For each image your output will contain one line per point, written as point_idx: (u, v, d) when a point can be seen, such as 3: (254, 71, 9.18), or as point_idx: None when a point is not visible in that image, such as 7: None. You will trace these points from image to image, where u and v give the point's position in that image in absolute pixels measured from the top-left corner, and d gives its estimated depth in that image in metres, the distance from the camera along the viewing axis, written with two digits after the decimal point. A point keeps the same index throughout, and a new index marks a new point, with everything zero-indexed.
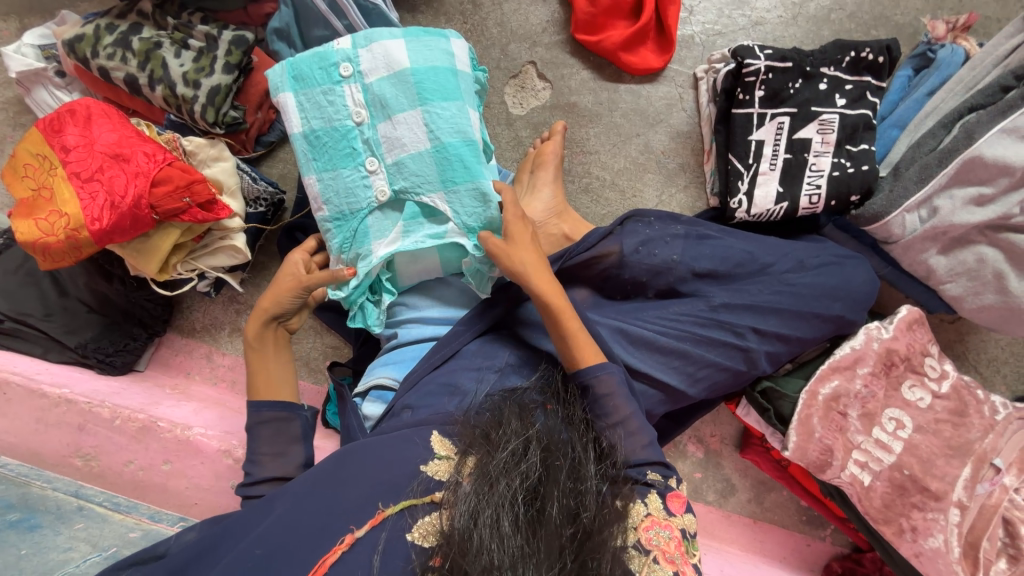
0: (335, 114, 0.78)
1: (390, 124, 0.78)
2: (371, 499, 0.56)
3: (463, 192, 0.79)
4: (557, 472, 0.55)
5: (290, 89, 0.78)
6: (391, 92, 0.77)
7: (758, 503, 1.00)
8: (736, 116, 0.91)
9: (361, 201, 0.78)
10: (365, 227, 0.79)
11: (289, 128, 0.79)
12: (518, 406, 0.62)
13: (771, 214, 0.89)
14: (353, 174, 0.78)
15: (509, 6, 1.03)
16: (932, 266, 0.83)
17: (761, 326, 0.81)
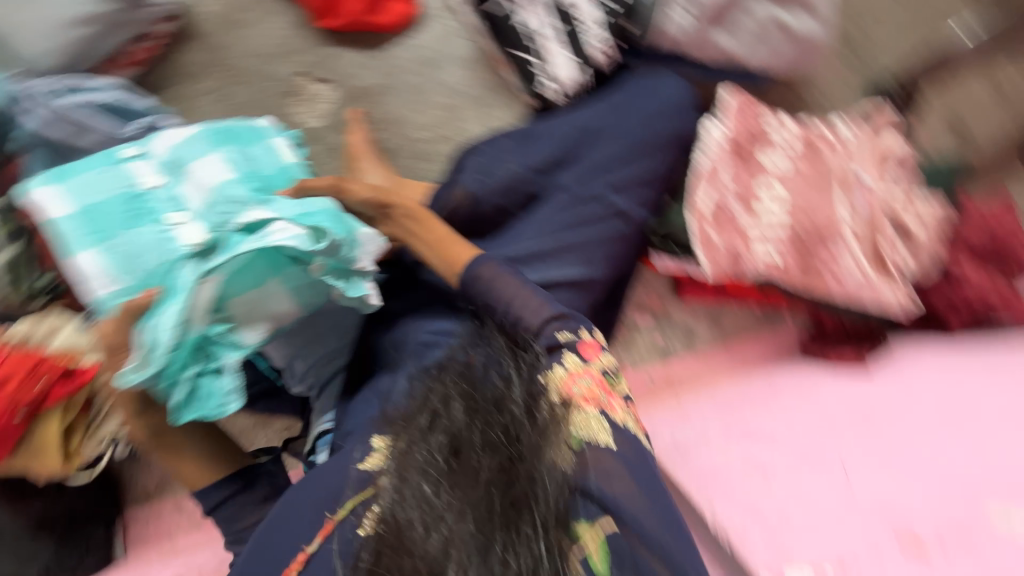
0: (117, 188, 0.79)
1: (186, 181, 0.81)
2: (320, 508, 0.59)
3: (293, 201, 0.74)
4: (474, 414, 0.56)
5: (53, 183, 0.78)
6: (182, 154, 0.82)
7: (720, 328, 1.03)
8: (496, 15, 0.93)
9: (168, 249, 0.76)
10: (179, 275, 0.67)
11: (52, 220, 0.77)
12: (435, 373, 0.63)
13: (581, 80, 0.93)
14: (152, 232, 0.78)
15: (250, 36, 1.02)
16: (725, 48, 0.87)
17: (616, 181, 0.84)
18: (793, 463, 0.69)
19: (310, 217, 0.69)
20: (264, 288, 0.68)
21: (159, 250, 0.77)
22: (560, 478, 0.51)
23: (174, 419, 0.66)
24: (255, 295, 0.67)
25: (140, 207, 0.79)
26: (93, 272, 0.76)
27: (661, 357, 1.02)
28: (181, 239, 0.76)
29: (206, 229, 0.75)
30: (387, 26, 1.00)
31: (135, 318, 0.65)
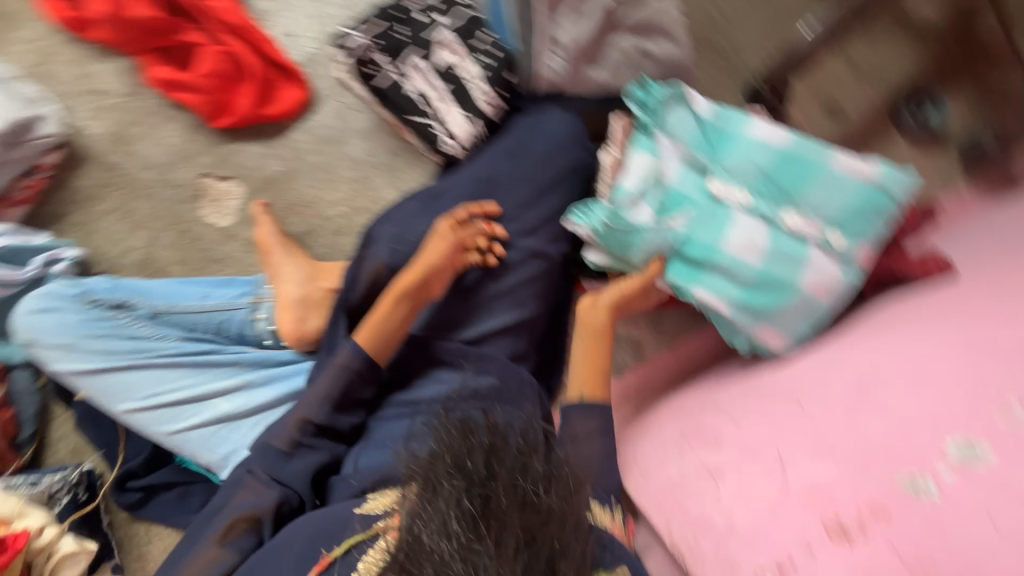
0: (749, 174, 0.79)
1: (741, 232, 0.78)
2: (314, 546, 0.64)
3: (736, 235, 0.78)
4: (499, 465, 0.62)
5: (725, 150, 0.81)
6: (807, 190, 0.77)
7: (664, 333, 1.06)
8: (384, 87, 0.94)
9: (653, 228, 0.80)
10: (637, 232, 0.80)
11: (695, 101, 0.83)
12: (460, 424, 0.67)
13: (475, 132, 0.95)
14: (643, 234, 0.80)
15: (142, 147, 1.00)
16: (600, 79, 0.90)
17: (528, 226, 0.88)
18: (739, 462, 0.68)
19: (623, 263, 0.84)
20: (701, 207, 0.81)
21: (779, 183, 0.78)
22: (579, 541, 0.59)
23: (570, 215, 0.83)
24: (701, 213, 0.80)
25: (717, 133, 0.81)
26: (768, 135, 0.79)
27: (616, 374, 1.04)
28: (642, 223, 0.80)
29: (654, 235, 0.80)
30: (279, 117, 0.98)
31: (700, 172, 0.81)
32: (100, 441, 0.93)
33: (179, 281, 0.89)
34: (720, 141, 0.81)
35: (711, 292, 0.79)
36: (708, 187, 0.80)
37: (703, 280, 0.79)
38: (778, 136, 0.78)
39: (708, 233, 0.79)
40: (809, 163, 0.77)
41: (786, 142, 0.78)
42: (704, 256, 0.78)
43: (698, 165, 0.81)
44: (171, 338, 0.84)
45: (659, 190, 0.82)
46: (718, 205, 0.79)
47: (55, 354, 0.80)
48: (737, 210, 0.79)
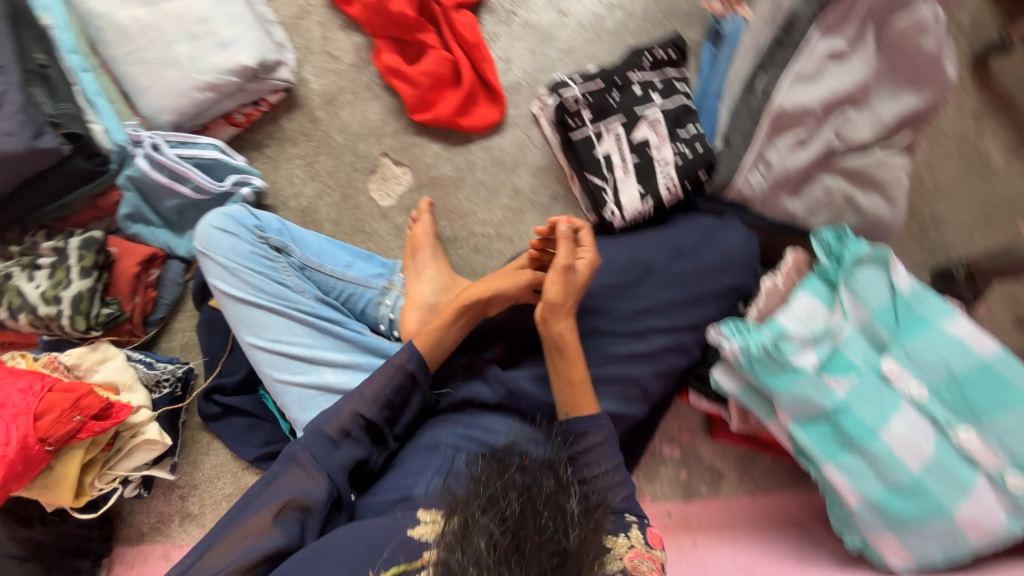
0: (933, 370, 0.72)
1: (902, 425, 0.71)
2: (361, 564, 0.63)
3: (896, 426, 0.71)
4: (532, 504, 0.62)
5: (914, 334, 0.74)
6: (1001, 415, 0.68)
7: (751, 479, 0.97)
8: (577, 140, 0.96)
9: (810, 380, 0.73)
10: (789, 377, 0.74)
11: (898, 269, 0.77)
12: (496, 463, 0.69)
13: (643, 211, 0.95)
14: (795, 381, 0.74)
15: (346, 113, 1.10)
16: (792, 210, 0.86)
17: (664, 323, 0.88)
18: None
19: (756, 398, 0.79)
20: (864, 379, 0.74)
21: (966, 394, 0.70)
22: None
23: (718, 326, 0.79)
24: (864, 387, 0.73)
25: (911, 315, 0.75)
26: (972, 338, 0.71)
27: (684, 498, 0.97)
28: (799, 369, 0.74)
29: (808, 387, 0.73)
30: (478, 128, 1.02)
31: (876, 345, 0.76)
32: (208, 349, 1.01)
33: (331, 243, 1.01)
34: (909, 323, 0.75)
35: (846, 475, 0.72)
36: (881, 365, 0.74)
37: (840, 456, 0.73)
38: (985, 346, 0.70)
39: (867, 413, 0.72)
40: (1015, 388, 0.68)
41: (994, 355, 0.69)
42: (853, 433, 0.72)
43: (877, 337, 0.76)
44: (309, 295, 0.96)
45: (825, 342, 0.76)
46: (884, 386, 0.73)
47: (219, 271, 0.94)
48: (904, 401, 0.73)
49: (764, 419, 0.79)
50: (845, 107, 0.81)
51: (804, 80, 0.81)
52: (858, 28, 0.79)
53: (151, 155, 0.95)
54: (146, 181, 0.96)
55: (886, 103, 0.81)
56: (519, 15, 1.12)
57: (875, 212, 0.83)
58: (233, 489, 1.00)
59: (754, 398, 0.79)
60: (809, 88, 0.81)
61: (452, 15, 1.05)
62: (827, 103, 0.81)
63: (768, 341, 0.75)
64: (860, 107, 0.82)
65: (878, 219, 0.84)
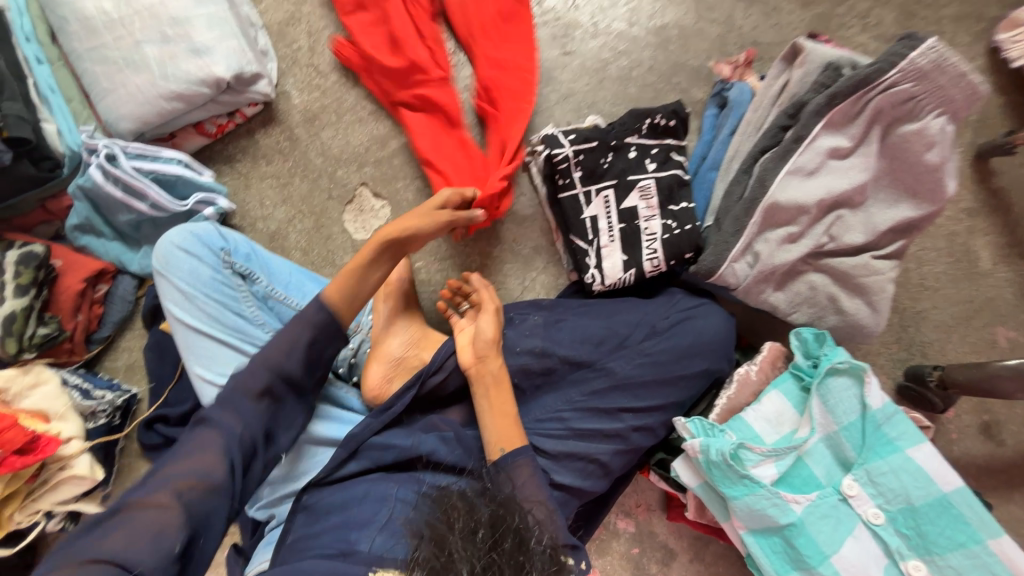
0: (892, 496, 0.71)
1: (851, 550, 0.70)
2: None
3: (848, 550, 0.70)
4: (503, 540, 0.65)
5: (878, 457, 0.73)
6: (950, 552, 0.68)
7: (701, 560, 0.97)
8: (564, 199, 0.92)
9: (770, 497, 0.71)
10: (747, 489, 0.72)
11: (874, 384, 0.75)
12: (463, 499, 0.71)
13: (624, 281, 0.91)
14: (754, 496, 0.72)
15: (327, 134, 1.04)
16: (775, 302, 0.83)
17: (633, 405, 0.84)
18: None
19: (712, 497, 0.77)
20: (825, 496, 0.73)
21: (920, 527, 0.69)
22: None
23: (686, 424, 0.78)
24: (822, 506, 0.72)
25: (879, 434, 0.73)
26: (933, 468, 0.70)
27: (632, 573, 0.96)
28: (762, 483, 0.72)
29: (766, 504, 0.71)
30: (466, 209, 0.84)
31: (838, 462, 0.75)
32: (155, 375, 0.95)
33: (299, 273, 0.96)
34: (877, 443, 0.73)
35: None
36: (842, 484, 0.73)
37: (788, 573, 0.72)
38: (946, 480, 0.69)
39: (822, 534, 0.71)
40: (968, 527, 0.67)
41: (954, 492, 0.69)
42: (807, 553, 0.70)
43: (841, 452, 0.75)
44: (268, 330, 0.91)
45: (789, 454, 0.74)
46: (840, 505, 0.72)
47: (176, 295, 0.88)
48: (860, 524, 0.72)
49: (720, 520, 0.77)
50: (839, 208, 0.78)
51: (802, 174, 0.77)
52: (864, 128, 0.75)
53: (105, 166, 0.88)
54: (99, 192, 0.89)
55: (882, 209, 0.78)
56: None
57: (859, 317, 0.81)
58: None
59: (712, 496, 0.77)
60: (806, 183, 0.77)
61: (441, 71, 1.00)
62: (822, 203, 0.77)
63: (730, 450, 0.72)
64: (855, 208, 0.79)
65: (861, 324, 0.81)
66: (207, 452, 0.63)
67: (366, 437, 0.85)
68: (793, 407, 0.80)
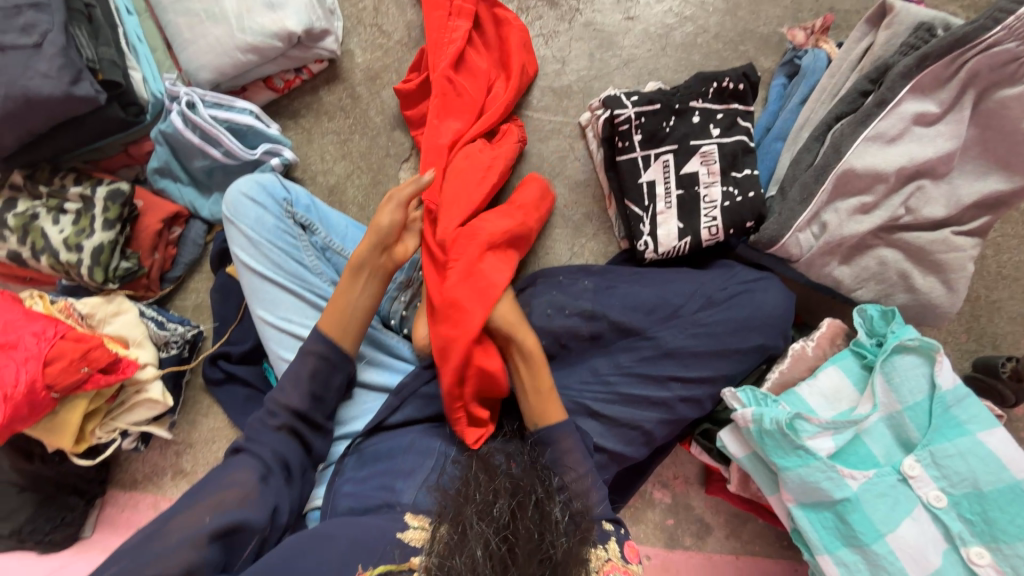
0: (957, 480, 0.68)
1: (907, 533, 0.68)
2: (351, 560, 0.63)
3: (905, 532, 0.68)
4: (524, 511, 0.65)
5: (944, 439, 0.69)
6: (1021, 542, 0.64)
7: (737, 537, 0.95)
8: (622, 162, 0.91)
9: (823, 472, 0.69)
10: (799, 461, 0.70)
11: (945, 367, 0.71)
12: (487, 469, 0.72)
13: (678, 250, 0.89)
14: (806, 468, 0.70)
15: (387, 94, 1.06)
16: (839, 277, 0.80)
17: (682, 374, 0.84)
18: None
19: (759, 467, 0.76)
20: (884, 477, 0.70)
21: (986, 513, 0.66)
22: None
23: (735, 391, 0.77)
24: (879, 485, 0.69)
25: (947, 416, 0.70)
26: (1005, 453, 0.67)
27: (666, 543, 0.96)
28: (817, 456, 0.70)
29: (819, 477, 0.69)
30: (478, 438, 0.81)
31: (899, 443, 0.72)
32: (219, 315, 1.01)
33: (356, 226, 0.98)
34: (944, 425, 0.70)
35: (842, 570, 0.69)
36: (903, 464, 0.70)
37: (836, 551, 0.70)
38: (1019, 466, 0.66)
39: (876, 512, 0.68)
40: None
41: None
42: (860, 530, 0.68)
43: (903, 433, 0.71)
44: (325, 280, 0.94)
45: (847, 428, 0.72)
46: (899, 487, 0.69)
47: (241, 239, 0.92)
48: (919, 506, 0.69)
49: (766, 493, 0.76)
50: (920, 178, 0.74)
51: (882, 141, 0.74)
52: (956, 92, 0.70)
53: (185, 112, 0.93)
54: (178, 138, 0.95)
55: (968, 181, 0.73)
56: (582, 14, 1.04)
57: (931, 295, 0.77)
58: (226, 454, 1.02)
59: (759, 466, 0.76)
60: (886, 150, 0.74)
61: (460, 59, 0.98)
62: (902, 172, 0.73)
63: (784, 419, 0.70)
64: (937, 180, 0.74)
65: (933, 303, 0.77)
66: (239, 482, 0.69)
67: (415, 387, 0.88)
68: (853, 384, 0.77)
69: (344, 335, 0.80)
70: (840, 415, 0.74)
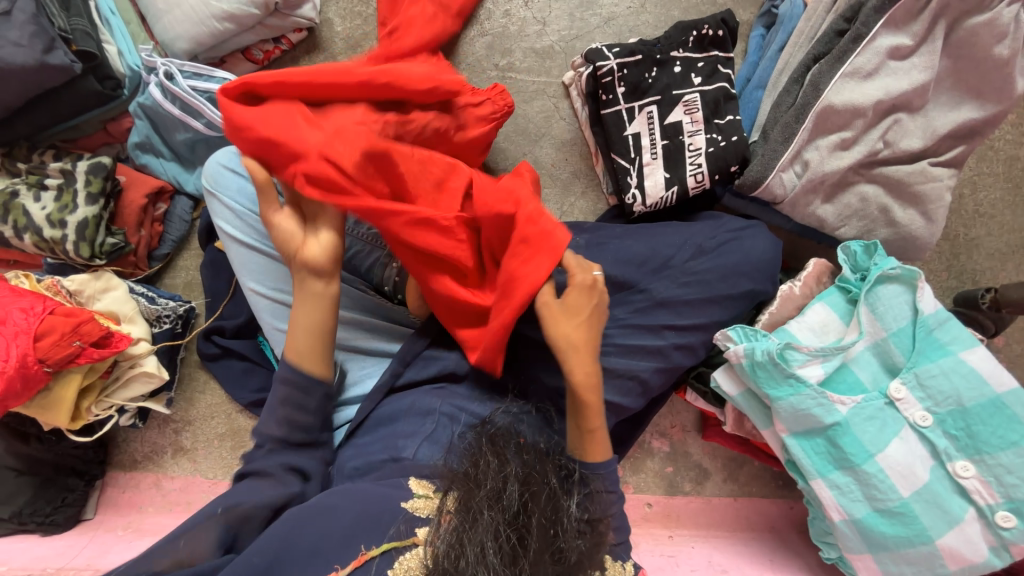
0: (941, 398, 0.70)
1: (895, 454, 0.70)
2: (354, 542, 0.60)
3: (894, 452, 0.70)
4: (537, 499, 0.59)
5: (928, 360, 0.72)
6: (1003, 451, 0.67)
7: (735, 480, 0.98)
8: (606, 116, 0.92)
9: (814, 399, 0.71)
10: (791, 390, 0.72)
11: (928, 292, 0.74)
12: (497, 442, 0.64)
13: (665, 200, 0.90)
14: (797, 396, 0.72)
15: None
16: (823, 215, 0.82)
17: (676, 321, 0.83)
18: None
19: (753, 402, 0.78)
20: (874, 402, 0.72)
21: (970, 427, 0.69)
22: None
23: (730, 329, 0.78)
24: (868, 408, 0.72)
25: (930, 339, 0.72)
26: (987, 369, 0.69)
27: (666, 490, 0.98)
28: (807, 383, 0.72)
29: (809, 403, 0.72)
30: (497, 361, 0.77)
31: (886, 369, 0.74)
32: (210, 290, 1.00)
33: None
34: (928, 347, 0.72)
35: (834, 492, 0.72)
36: (889, 388, 0.72)
37: (829, 476, 0.72)
38: (1000, 381, 0.68)
39: (865, 435, 0.71)
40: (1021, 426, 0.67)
41: (1006, 391, 0.68)
42: (852, 453, 0.71)
43: (889, 358, 0.74)
44: None
45: (835, 355, 0.74)
46: (887, 410, 0.72)
47: (223, 208, 0.87)
48: (906, 426, 0.71)
49: (759, 428, 0.78)
50: (897, 112, 0.76)
51: (859, 77, 0.75)
52: (928, 24, 0.72)
53: (164, 83, 0.91)
54: (158, 110, 0.93)
55: (941, 113, 0.76)
56: None
57: (911, 228, 0.79)
58: (226, 429, 1.02)
59: (754, 400, 0.78)
60: (863, 85, 0.75)
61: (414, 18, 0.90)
62: (879, 106, 0.75)
63: (775, 349, 0.72)
64: (913, 113, 0.76)
65: (913, 236, 0.79)
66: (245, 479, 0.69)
67: (418, 350, 0.83)
68: (839, 317, 0.79)
69: (295, 348, 0.70)
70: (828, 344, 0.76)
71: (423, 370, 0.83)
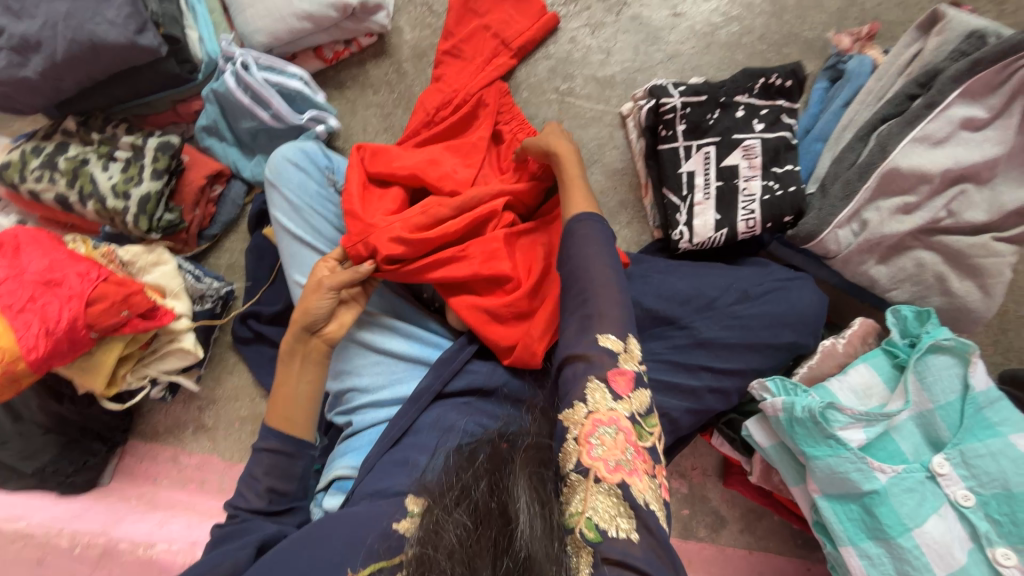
0: (986, 479, 0.68)
1: (933, 532, 0.68)
2: (338, 565, 0.59)
3: (933, 529, 0.68)
4: (497, 487, 0.54)
5: (975, 437, 0.70)
6: None
7: (751, 532, 0.96)
8: (663, 151, 0.93)
9: (851, 464, 0.70)
10: (825, 451, 0.71)
11: (980, 368, 0.72)
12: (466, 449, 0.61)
13: (713, 241, 0.89)
14: (834, 457, 0.70)
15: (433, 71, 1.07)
16: (875, 276, 0.81)
17: (714, 364, 0.81)
18: None
19: (785, 457, 0.76)
20: (914, 474, 0.70)
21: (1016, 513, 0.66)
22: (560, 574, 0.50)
23: (762, 380, 0.78)
24: (909, 479, 0.70)
25: (978, 417, 0.71)
26: None
27: (679, 533, 0.96)
28: (847, 446, 0.70)
29: (843, 467, 0.70)
30: (535, 356, 0.77)
31: (931, 442, 0.72)
32: (252, 275, 1.02)
33: None
34: (975, 425, 0.71)
35: (865, 562, 0.69)
36: (932, 461, 0.70)
37: (861, 545, 0.70)
38: None
39: (903, 506, 0.69)
40: None
41: None
42: (889, 525, 0.68)
43: (934, 431, 0.72)
44: None
45: (879, 422, 0.72)
46: (928, 484, 0.70)
47: (282, 201, 0.89)
48: (946, 504, 0.69)
49: (789, 484, 0.77)
50: (964, 182, 0.75)
51: (929, 143, 0.75)
52: (1006, 99, 0.72)
53: (239, 72, 0.94)
54: (229, 97, 0.97)
55: (1011, 188, 0.75)
56: (630, 7, 1.05)
57: (967, 299, 0.77)
58: (247, 414, 1.03)
59: (785, 454, 0.76)
60: (932, 152, 0.75)
61: (491, 60, 1.01)
62: (947, 174, 0.75)
63: (817, 408, 0.71)
64: (981, 185, 0.75)
65: (968, 307, 0.78)
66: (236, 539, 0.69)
67: (455, 365, 0.82)
68: (883, 382, 0.77)
69: (293, 425, 0.76)
70: (872, 409, 0.74)
71: (456, 382, 0.81)
